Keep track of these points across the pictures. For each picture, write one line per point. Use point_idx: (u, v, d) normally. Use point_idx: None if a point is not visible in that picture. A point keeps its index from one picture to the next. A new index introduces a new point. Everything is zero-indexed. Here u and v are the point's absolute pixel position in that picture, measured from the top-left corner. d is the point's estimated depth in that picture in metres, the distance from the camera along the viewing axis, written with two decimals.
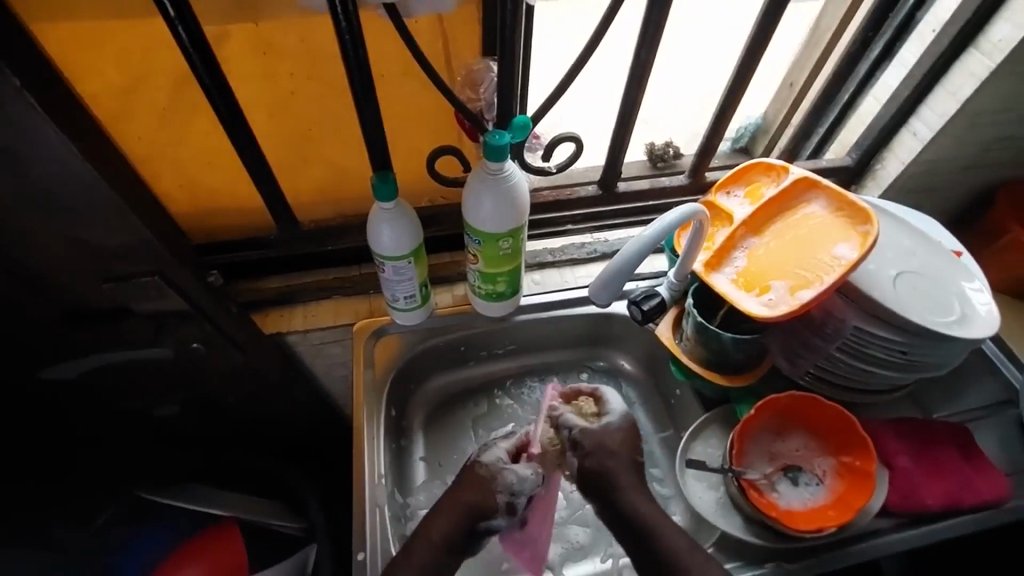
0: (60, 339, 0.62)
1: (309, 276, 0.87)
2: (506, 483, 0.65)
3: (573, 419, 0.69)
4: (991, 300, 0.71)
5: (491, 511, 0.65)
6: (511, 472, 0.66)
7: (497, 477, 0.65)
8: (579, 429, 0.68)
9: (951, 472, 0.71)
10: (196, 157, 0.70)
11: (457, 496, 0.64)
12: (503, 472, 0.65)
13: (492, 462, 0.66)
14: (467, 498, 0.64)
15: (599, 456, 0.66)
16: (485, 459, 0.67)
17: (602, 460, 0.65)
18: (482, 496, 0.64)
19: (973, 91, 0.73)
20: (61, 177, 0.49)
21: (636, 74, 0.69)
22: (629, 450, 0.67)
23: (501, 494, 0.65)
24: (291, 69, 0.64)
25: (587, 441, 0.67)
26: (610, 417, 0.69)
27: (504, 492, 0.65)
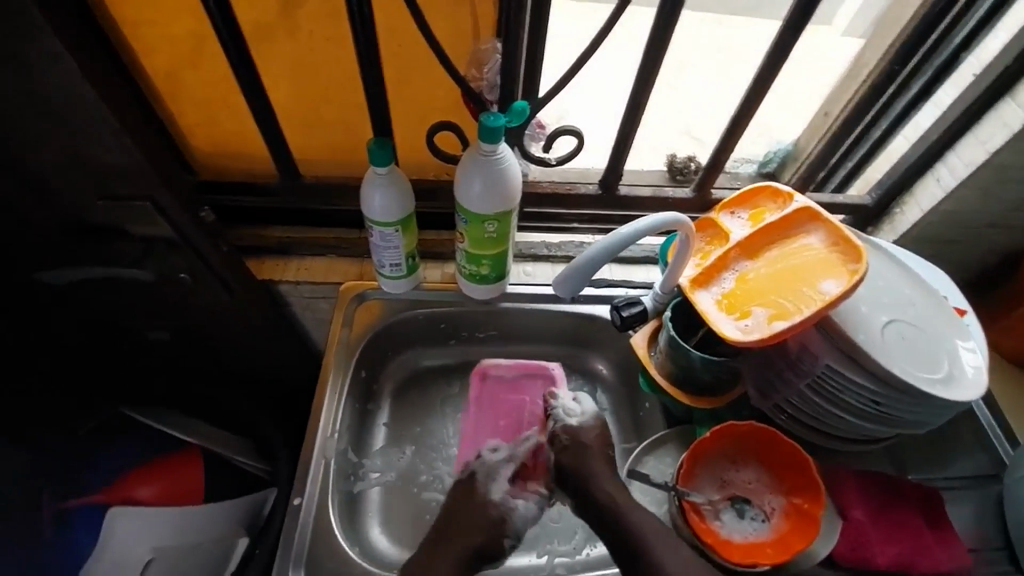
0: (58, 246, 0.67)
1: (308, 231, 0.90)
2: (514, 526, 0.69)
3: (560, 415, 0.75)
4: (982, 363, 0.67)
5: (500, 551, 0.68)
6: (517, 513, 0.70)
7: (507, 519, 0.69)
8: (561, 423, 0.75)
9: (910, 536, 0.68)
10: (208, 100, 0.73)
11: (464, 527, 0.67)
12: (516, 508, 0.70)
13: (503, 500, 0.70)
14: (477, 539, 0.66)
15: (574, 451, 0.72)
16: (495, 498, 0.70)
17: (575, 453, 0.72)
18: (489, 535, 0.67)
19: (1003, 143, 0.68)
20: (65, 91, 0.53)
21: (643, 75, 0.69)
22: (601, 443, 0.73)
23: (508, 539, 0.68)
24: (310, 28, 0.66)
25: (565, 435, 0.73)
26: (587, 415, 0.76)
27: (511, 537, 0.69)
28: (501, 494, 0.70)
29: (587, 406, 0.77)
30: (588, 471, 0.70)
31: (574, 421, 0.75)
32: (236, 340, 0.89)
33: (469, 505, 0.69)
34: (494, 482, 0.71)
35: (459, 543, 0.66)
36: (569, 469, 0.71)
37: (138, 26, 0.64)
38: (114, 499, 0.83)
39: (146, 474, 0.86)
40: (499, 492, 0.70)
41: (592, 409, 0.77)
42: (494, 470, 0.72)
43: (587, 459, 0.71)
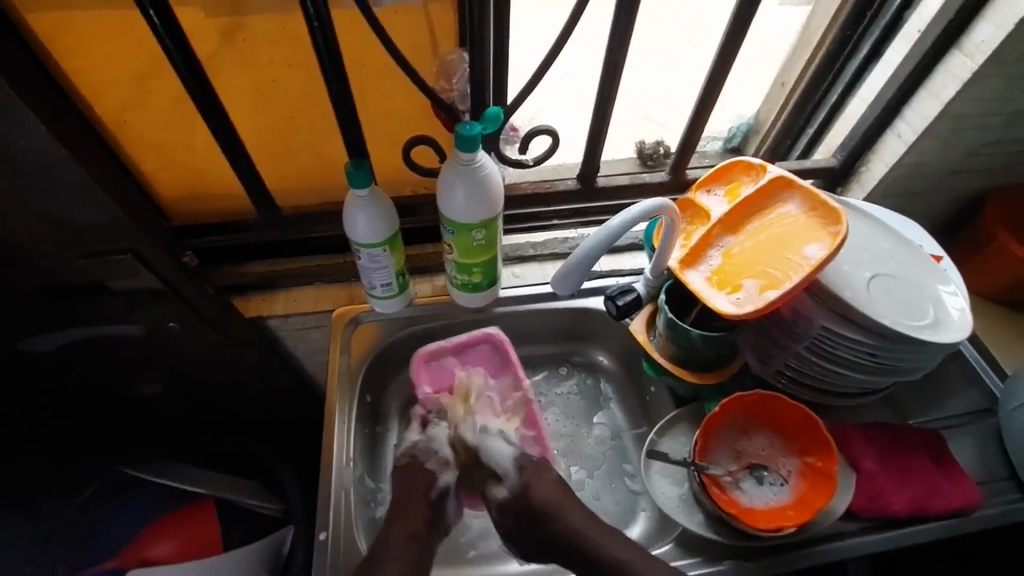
0: (40, 313, 0.65)
1: (292, 262, 0.88)
2: (425, 451, 0.73)
3: (499, 454, 0.72)
4: (965, 305, 0.70)
5: (430, 478, 0.71)
6: (422, 442, 0.74)
7: (416, 453, 0.73)
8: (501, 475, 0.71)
9: (920, 478, 0.71)
10: (178, 143, 0.72)
11: (402, 491, 0.70)
12: (416, 448, 0.73)
13: (408, 449, 0.73)
14: (407, 491, 0.70)
15: (520, 492, 0.70)
16: (399, 451, 0.74)
17: (526, 497, 0.70)
18: (416, 475, 0.71)
19: (955, 93, 0.72)
20: (32, 154, 0.51)
21: (609, 67, 0.71)
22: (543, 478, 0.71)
23: (429, 461, 0.72)
24: (271, 58, 0.65)
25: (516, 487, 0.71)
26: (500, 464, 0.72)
27: (431, 458, 0.73)
28: (405, 440, 0.74)
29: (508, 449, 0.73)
30: (563, 518, 0.68)
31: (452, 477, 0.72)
32: (233, 382, 0.88)
33: (393, 471, 0.73)
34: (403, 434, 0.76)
35: (407, 505, 0.69)
36: (524, 515, 0.69)
37: (97, 78, 0.63)
38: (130, 561, 0.82)
39: (163, 528, 0.85)
40: (403, 445, 0.74)
41: (512, 449, 0.73)
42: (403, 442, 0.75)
43: (533, 495, 0.70)
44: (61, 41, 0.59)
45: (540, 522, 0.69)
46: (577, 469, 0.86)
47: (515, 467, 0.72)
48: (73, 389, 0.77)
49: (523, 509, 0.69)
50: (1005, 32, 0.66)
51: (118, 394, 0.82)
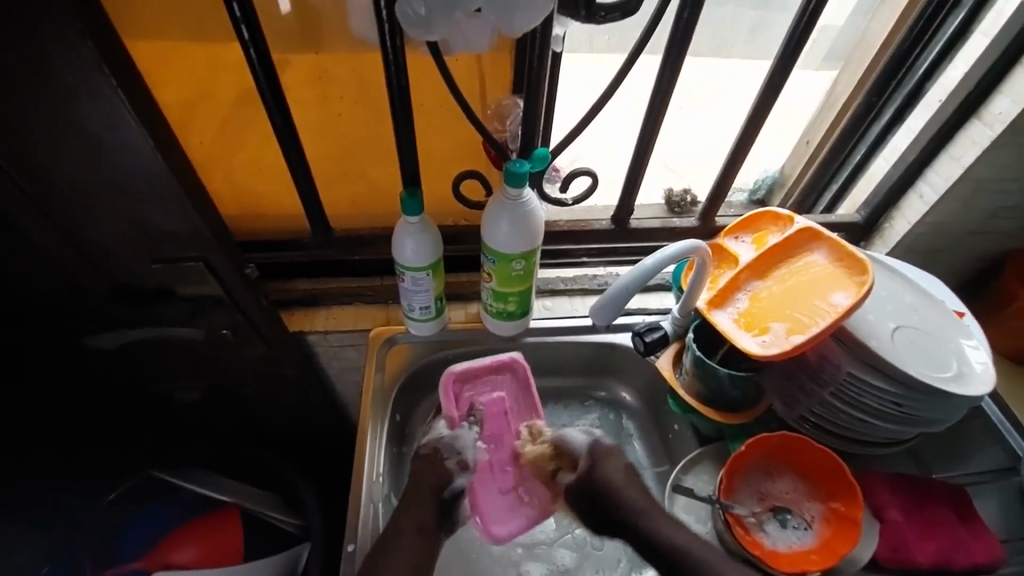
0: (108, 312, 0.70)
1: (335, 282, 0.93)
2: (450, 448, 0.75)
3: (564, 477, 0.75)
4: (988, 359, 0.72)
5: (447, 474, 0.73)
6: (458, 437, 0.76)
7: (440, 448, 0.75)
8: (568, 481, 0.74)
9: (945, 532, 0.71)
10: (248, 165, 0.78)
11: (413, 482, 0.72)
12: (444, 440, 0.75)
13: (432, 440, 0.76)
14: (420, 481, 0.71)
15: (596, 496, 0.72)
16: (425, 441, 0.76)
17: (602, 497, 0.71)
18: (433, 469, 0.72)
19: (975, 158, 0.76)
20: (135, 167, 0.57)
21: (650, 119, 0.77)
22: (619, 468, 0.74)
23: (450, 460, 0.74)
24: (342, 94, 0.72)
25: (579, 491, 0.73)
26: (580, 460, 0.74)
27: (453, 457, 0.74)
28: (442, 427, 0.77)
29: (576, 442, 0.76)
30: (624, 501, 0.70)
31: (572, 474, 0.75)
32: (268, 395, 0.91)
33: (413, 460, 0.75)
34: (436, 426, 0.77)
35: (417, 492, 0.71)
36: (603, 512, 0.71)
37: (188, 104, 0.70)
38: (154, 564, 0.84)
39: (180, 536, 0.87)
40: (428, 436, 0.76)
41: (586, 437, 0.76)
42: (439, 434, 0.76)
43: (602, 477, 0.72)
44: (163, 70, 0.66)
45: (621, 523, 0.70)
46: None
47: (586, 453, 0.74)
48: (123, 388, 0.81)
49: (592, 503, 0.72)
50: (1021, 105, 0.71)
51: (160, 398, 0.85)
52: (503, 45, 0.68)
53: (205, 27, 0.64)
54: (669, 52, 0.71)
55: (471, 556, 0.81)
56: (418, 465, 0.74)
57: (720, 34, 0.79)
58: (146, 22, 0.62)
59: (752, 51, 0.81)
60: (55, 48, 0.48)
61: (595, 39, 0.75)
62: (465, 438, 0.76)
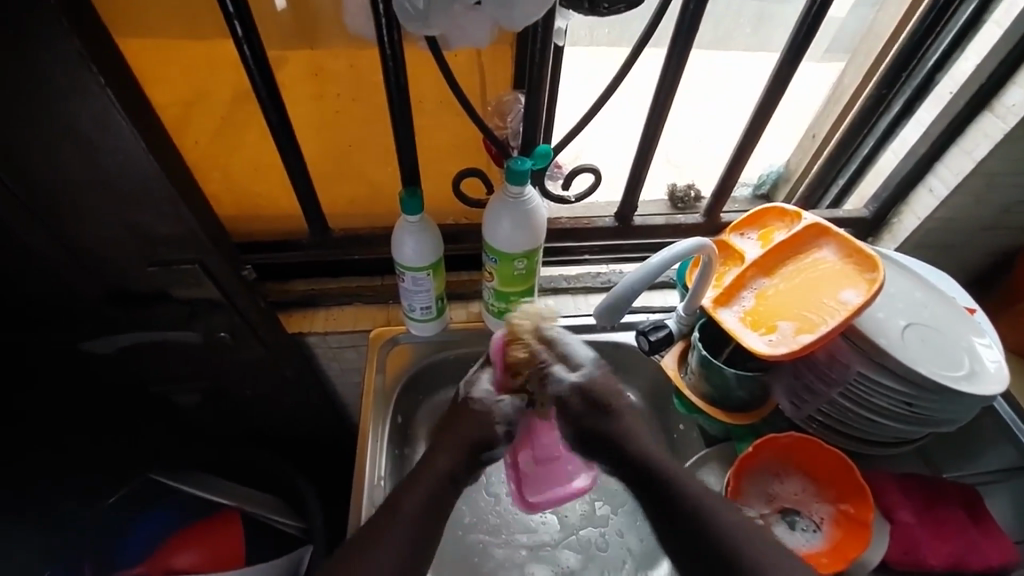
0: (105, 316, 0.69)
1: (334, 282, 0.92)
2: (501, 415, 0.64)
3: (561, 378, 0.63)
4: (1001, 357, 0.70)
5: (486, 424, 0.64)
6: (503, 405, 0.65)
7: (477, 402, 0.64)
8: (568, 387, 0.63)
9: (957, 534, 0.69)
10: (244, 164, 0.76)
11: (446, 437, 0.63)
12: (497, 405, 0.64)
13: (482, 397, 0.64)
14: (455, 430, 0.63)
15: (595, 412, 0.64)
16: (476, 395, 0.65)
17: (602, 418, 0.64)
18: (467, 427, 0.63)
19: (987, 152, 0.74)
20: (127, 169, 0.56)
21: (655, 113, 0.76)
22: (619, 398, 0.65)
23: (500, 426, 0.64)
24: (339, 91, 0.70)
25: (576, 401, 0.64)
26: (583, 370, 0.64)
27: (502, 425, 0.64)
28: (483, 387, 0.65)
29: (583, 355, 0.65)
30: (626, 424, 0.64)
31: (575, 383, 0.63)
32: (268, 396, 0.90)
33: (455, 406, 0.65)
34: (476, 385, 0.65)
35: (448, 438, 0.63)
36: (598, 430, 0.63)
37: (182, 104, 0.68)
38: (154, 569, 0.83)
39: (182, 540, 0.87)
40: (466, 383, 0.66)
41: (591, 354, 0.66)
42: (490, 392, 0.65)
43: (603, 391, 0.64)
44: (156, 69, 0.64)
45: (618, 445, 0.63)
46: (602, 504, 0.85)
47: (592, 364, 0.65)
48: (121, 391, 0.80)
49: (592, 425, 0.64)
50: None
51: (160, 401, 0.84)
52: (503, 39, 0.67)
53: (198, 26, 0.62)
54: (674, 45, 0.69)
55: (475, 559, 0.80)
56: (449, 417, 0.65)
57: (725, 25, 0.77)
58: (138, 20, 0.60)
59: (758, 43, 0.79)
60: (44, 47, 0.46)
61: (599, 31, 0.73)
62: (507, 404, 0.65)
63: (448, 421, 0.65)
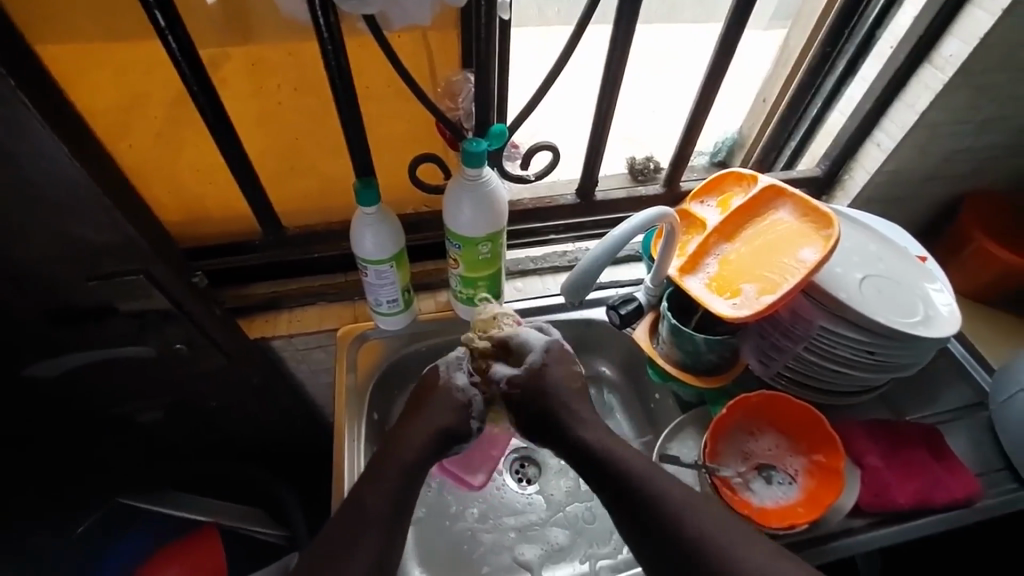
0: (46, 339, 0.65)
1: (294, 283, 0.89)
2: (477, 410, 0.69)
3: (503, 371, 0.69)
4: (952, 301, 0.73)
5: (455, 410, 0.67)
6: (478, 398, 0.68)
7: (451, 381, 0.68)
8: (509, 378, 0.68)
9: (922, 473, 0.72)
10: (186, 168, 0.73)
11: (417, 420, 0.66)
12: (473, 399, 0.68)
13: (464, 387, 0.68)
14: (431, 405, 0.67)
15: (535, 396, 0.68)
16: (458, 386, 0.68)
17: (540, 398, 0.68)
18: (432, 419, 0.66)
19: (929, 103, 0.77)
20: (51, 179, 0.52)
21: (608, 85, 0.75)
22: (565, 381, 0.69)
23: (473, 421, 0.68)
24: (279, 81, 0.67)
25: (518, 389, 0.68)
26: (532, 356, 0.69)
27: (476, 418, 0.68)
28: (464, 378, 0.68)
29: (537, 338, 0.70)
30: (569, 409, 0.67)
31: (526, 369, 0.68)
32: (235, 405, 0.88)
33: (419, 390, 0.70)
34: (456, 372, 0.69)
35: (419, 420, 0.66)
36: (536, 410, 0.68)
37: (112, 108, 0.64)
38: None
39: (163, 560, 0.87)
40: (449, 357, 0.70)
41: (546, 339, 0.71)
42: (468, 390, 0.68)
43: (547, 378, 0.68)
44: (78, 72, 0.60)
45: (556, 424, 0.67)
46: (587, 480, 0.86)
47: (544, 349, 0.70)
48: (75, 416, 0.76)
49: (535, 407, 0.68)
50: (972, 46, 0.71)
51: (120, 422, 0.81)
52: (447, 18, 0.64)
53: (120, 24, 0.58)
54: (622, 13, 0.68)
55: (464, 546, 0.80)
56: (424, 390, 0.70)
57: None
58: (53, 21, 0.56)
59: (702, 13, 0.79)
60: None
61: (545, 8, 0.71)
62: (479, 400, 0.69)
63: (424, 397, 0.69)
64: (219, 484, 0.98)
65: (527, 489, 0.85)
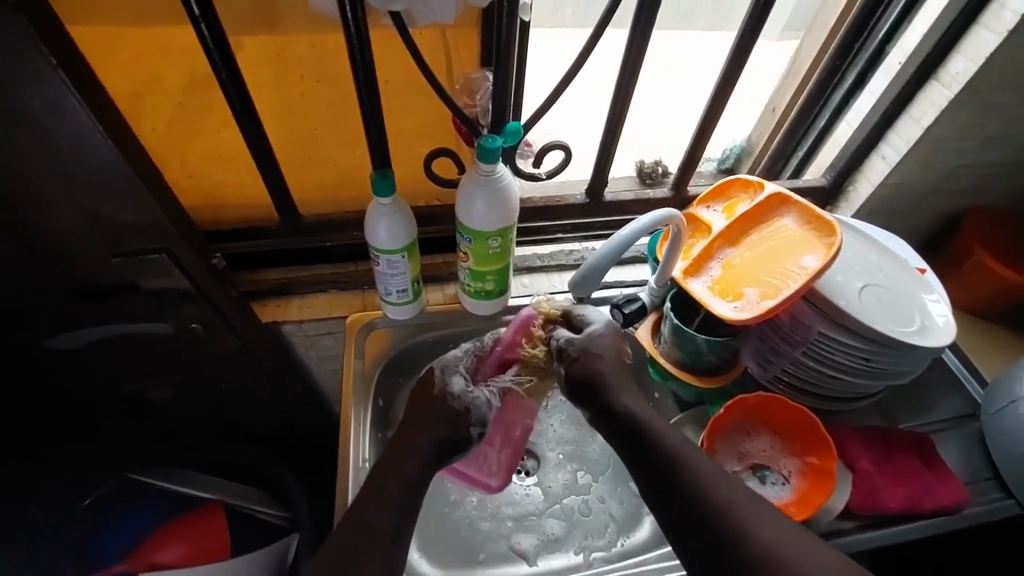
0: (68, 313, 0.67)
1: (306, 270, 0.91)
2: (478, 415, 0.65)
3: (564, 333, 0.69)
4: (948, 312, 0.75)
5: (452, 413, 0.65)
6: (477, 401, 0.65)
7: (446, 386, 0.66)
8: (565, 339, 0.68)
9: (912, 478, 0.74)
10: (208, 152, 0.75)
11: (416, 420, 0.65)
12: (473, 403, 0.65)
13: (461, 393, 0.65)
14: (426, 413, 0.65)
15: (587, 359, 0.67)
16: (453, 392, 0.65)
17: (591, 361, 0.67)
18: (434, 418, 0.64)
19: (934, 119, 0.79)
20: (85, 158, 0.54)
21: (622, 89, 0.77)
22: (614, 353, 0.69)
23: (473, 427, 0.65)
24: (302, 72, 0.69)
25: (573, 349, 0.67)
26: (593, 326, 0.70)
27: (477, 425, 0.65)
28: (460, 384, 0.66)
29: (599, 314, 0.71)
30: (615, 377, 0.67)
31: (582, 336, 0.68)
32: (244, 387, 0.90)
33: (413, 391, 0.68)
34: (452, 375, 0.67)
35: (417, 424, 0.65)
36: (582, 381, 0.66)
37: (141, 91, 0.66)
38: (138, 566, 0.83)
39: (166, 537, 0.87)
40: (443, 365, 0.68)
41: (607, 317, 0.72)
42: (468, 396, 0.65)
43: (601, 345, 0.68)
44: (111, 55, 0.62)
45: (601, 391, 0.66)
46: (583, 473, 0.88)
47: (605, 324, 0.71)
48: (90, 391, 0.78)
49: (587, 370, 0.66)
50: (978, 64, 0.73)
51: (131, 399, 0.83)
52: (469, 18, 0.67)
53: (154, 10, 0.60)
54: (640, 18, 0.69)
55: (462, 532, 0.82)
56: (419, 397, 0.67)
57: (686, 6, 0.78)
58: (90, 5, 0.58)
59: (717, 21, 0.80)
60: None
61: (562, 10, 0.73)
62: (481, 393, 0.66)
63: (420, 404, 0.66)
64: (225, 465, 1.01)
65: (526, 481, 0.87)
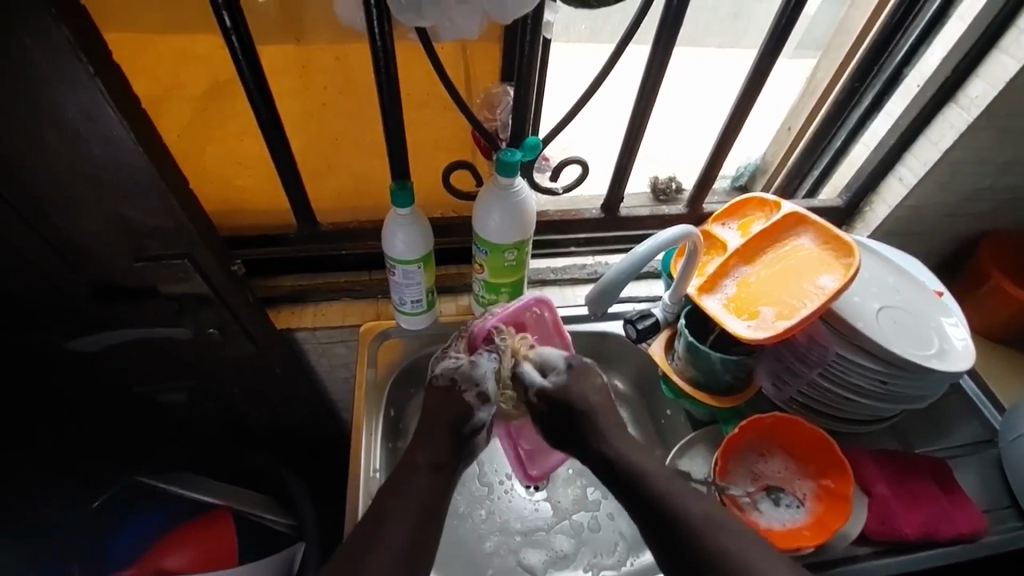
0: (86, 315, 0.68)
1: (320, 278, 0.91)
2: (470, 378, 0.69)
3: (534, 378, 0.70)
4: (967, 336, 0.74)
5: (465, 411, 0.68)
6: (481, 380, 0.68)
7: (457, 379, 0.69)
8: (539, 387, 0.70)
9: (928, 504, 0.73)
10: (232, 159, 0.76)
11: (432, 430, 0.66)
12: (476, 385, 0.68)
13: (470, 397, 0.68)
14: (434, 418, 0.67)
15: (560, 408, 0.69)
16: (467, 395, 0.68)
17: (566, 411, 0.69)
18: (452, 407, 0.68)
19: (953, 141, 0.79)
20: (114, 164, 0.55)
21: (640, 106, 0.77)
22: (586, 394, 0.70)
23: (472, 392, 0.68)
24: (325, 83, 0.70)
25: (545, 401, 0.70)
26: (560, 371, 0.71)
27: (473, 389, 0.69)
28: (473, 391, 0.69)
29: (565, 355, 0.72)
30: (593, 422, 0.68)
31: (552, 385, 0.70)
32: (256, 393, 0.90)
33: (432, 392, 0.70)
34: (460, 376, 0.69)
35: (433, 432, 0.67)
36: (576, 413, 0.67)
37: (170, 100, 0.67)
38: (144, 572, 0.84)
39: (171, 542, 0.88)
40: (443, 366, 0.71)
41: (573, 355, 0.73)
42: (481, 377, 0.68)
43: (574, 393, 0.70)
44: (144, 64, 0.63)
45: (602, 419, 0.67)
46: (593, 489, 0.87)
47: (569, 365, 0.72)
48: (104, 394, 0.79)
49: (564, 421, 0.69)
50: (998, 88, 0.73)
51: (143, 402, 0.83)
52: (489, 35, 0.68)
53: (186, 21, 0.62)
54: (660, 37, 0.70)
55: (470, 545, 0.81)
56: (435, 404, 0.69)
57: (705, 24, 0.78)
58: (123, 14, 0.59)
59: (737, 41, 0.81)
60: (29, 36, 0.45)
61: (580, 26, 0.74)
62: (484, 363, 0.69)
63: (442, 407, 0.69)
64: (233, 471, 1.01)
65: (535, 496, 0.86)
